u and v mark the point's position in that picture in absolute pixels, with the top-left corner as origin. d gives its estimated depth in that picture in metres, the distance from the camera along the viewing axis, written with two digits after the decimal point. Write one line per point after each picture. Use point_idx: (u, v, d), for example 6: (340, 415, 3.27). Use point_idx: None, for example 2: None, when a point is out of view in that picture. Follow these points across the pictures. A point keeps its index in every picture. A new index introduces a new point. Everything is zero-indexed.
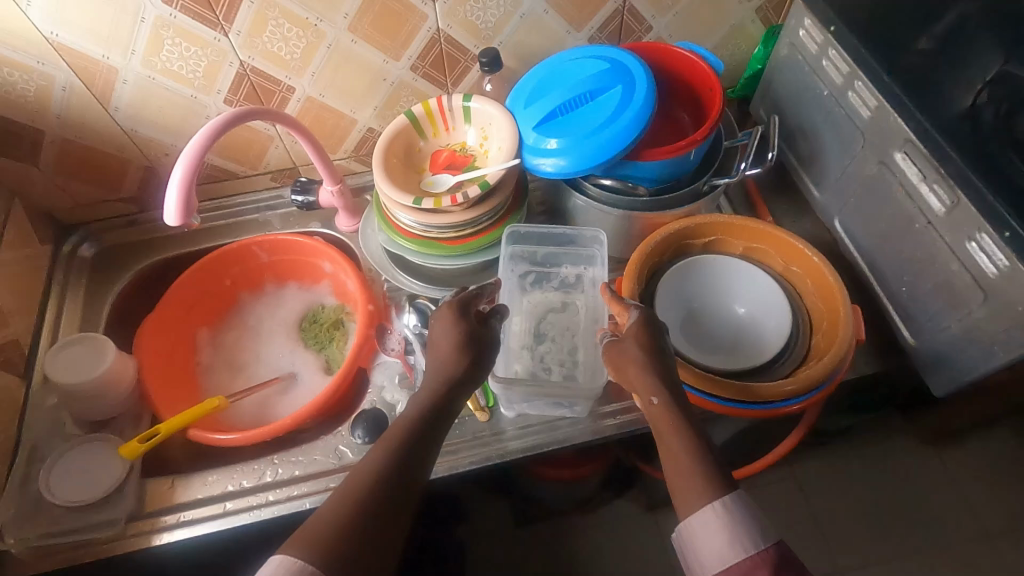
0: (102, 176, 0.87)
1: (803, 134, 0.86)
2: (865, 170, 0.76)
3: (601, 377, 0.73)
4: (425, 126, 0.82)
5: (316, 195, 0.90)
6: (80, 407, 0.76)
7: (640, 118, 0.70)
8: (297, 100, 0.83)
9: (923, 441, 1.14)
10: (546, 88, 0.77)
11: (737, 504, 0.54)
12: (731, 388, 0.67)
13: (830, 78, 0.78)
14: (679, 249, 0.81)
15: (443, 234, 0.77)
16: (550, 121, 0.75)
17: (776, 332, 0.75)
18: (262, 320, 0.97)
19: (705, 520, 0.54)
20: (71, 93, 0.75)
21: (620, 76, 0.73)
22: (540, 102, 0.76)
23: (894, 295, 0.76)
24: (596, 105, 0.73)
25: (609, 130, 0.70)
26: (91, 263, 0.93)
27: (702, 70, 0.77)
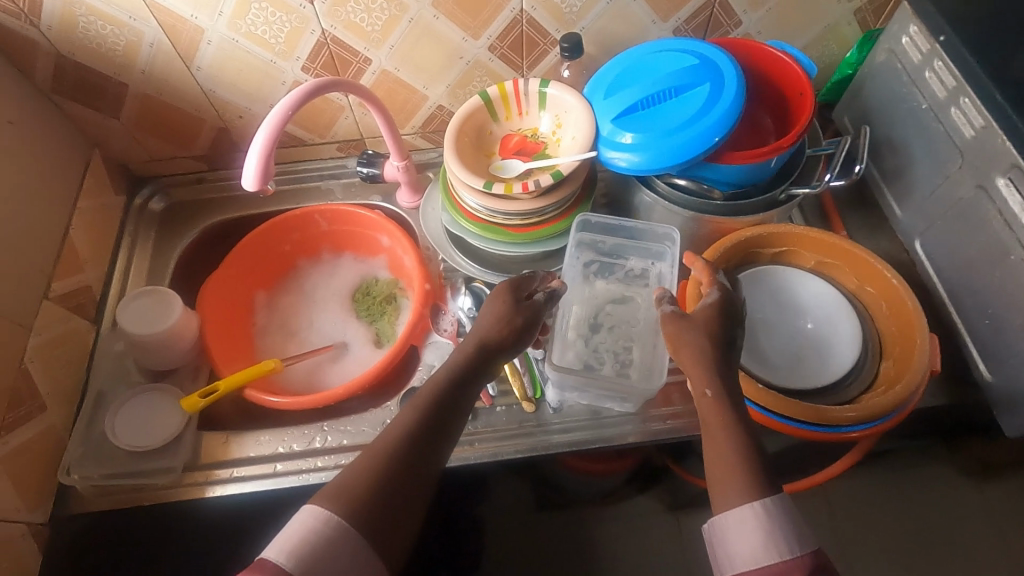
0: (178, 132, 0.89)
1: (890, 147, 0.82)
2: (958, 193, 0.72)
3: (655, 379, 0.72)
4: (499, 108, 0.80)
5: (382, 169, 0.91)
6: (146, 356, 0.79)
7: (726, 120, 0.67)
8: (372, 72, 0.83)
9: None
10: (627, 79, 0.74)
11: (778, 505, 0.52)
12: (802, 410, 0.65)
13: (931, 91, 0.73)
14: (747, 257, 0.79)
15: (509, 221, 0.76)
16: (629, 115, 0.72)
17: (844, 352, 0.72)
18: (317, 287, 0.98)
19: (743, 516, 0.52)
20: (157, 49, 0.76)
21: (707, 73, 0.70)
22: (620, 94, 0.73)
23: (975, 327, 0.72)
24: (680, 102, 0.70)
25: (692, 131, 0.67)
26: (159, 216, 0.95)
27: (792, 72, 0.74)
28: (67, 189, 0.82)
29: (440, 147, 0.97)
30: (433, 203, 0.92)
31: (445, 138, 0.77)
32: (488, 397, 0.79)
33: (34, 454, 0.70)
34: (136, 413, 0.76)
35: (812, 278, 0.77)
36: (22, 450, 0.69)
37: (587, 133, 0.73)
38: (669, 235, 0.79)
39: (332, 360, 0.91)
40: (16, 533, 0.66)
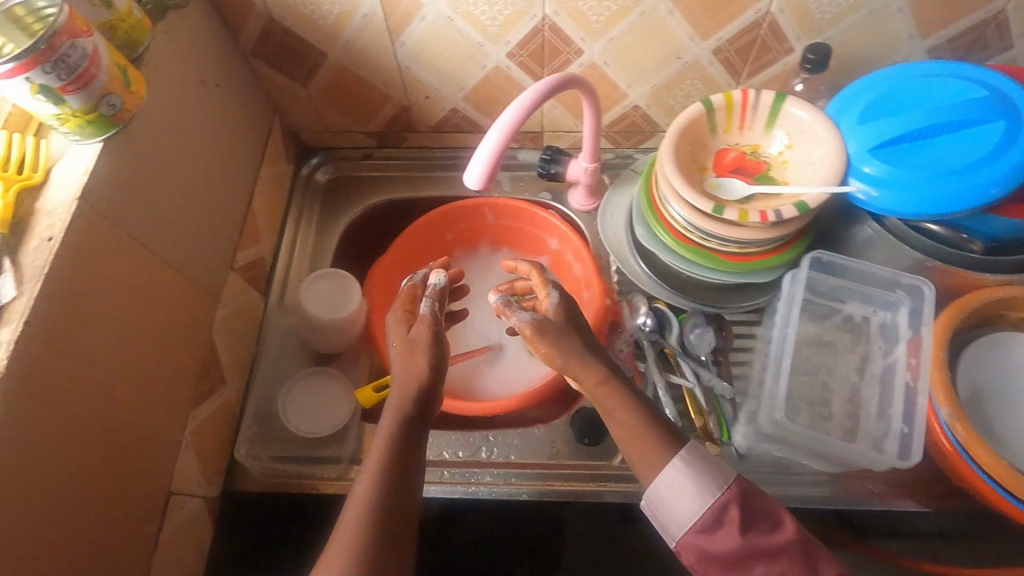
0: (360, 106, 0.85)
1: None
2: None
3: (896, 452, 0.63)
4: (719, 118, 0.72)
5: (565, 168, 0.84)
6: (317, 338, 0.77)
7: (1014, 173, 0.58)
8: (579, 65, 0.76)
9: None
10: (887, 105, 0.65)
11: (691, 453, 0.54)
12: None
13: None
14: (988, 318, 0.69)
15: (724, 247, 0.69)
16: (886, 147, 0.63)
17: None
18: (472, 281, 0.94)
19: (675, 473, 0.53)
20: (368, 22, 0.72)
21: (995, 111, 0.60)
22: (877, 121, 0.64)
23: None
24: (955, 143, 0.61)
25: (970, 181, 0.59)
26: (324, 189, 0.93)
27: None
28: (254, 156, 0.80)
29: (618, 148, 0.90)
30: (613, 210, 0.86)
31: (663, 146, 0.70)
32: None
33: (215, 428, 0.69)
34: (307, 396, 0.75)
35: None
36: (207, 424, 0.68)
37: (834, 162, 0.65)
38: (916, 288, 0.67)
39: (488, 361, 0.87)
40: (198, 508, 0.66)
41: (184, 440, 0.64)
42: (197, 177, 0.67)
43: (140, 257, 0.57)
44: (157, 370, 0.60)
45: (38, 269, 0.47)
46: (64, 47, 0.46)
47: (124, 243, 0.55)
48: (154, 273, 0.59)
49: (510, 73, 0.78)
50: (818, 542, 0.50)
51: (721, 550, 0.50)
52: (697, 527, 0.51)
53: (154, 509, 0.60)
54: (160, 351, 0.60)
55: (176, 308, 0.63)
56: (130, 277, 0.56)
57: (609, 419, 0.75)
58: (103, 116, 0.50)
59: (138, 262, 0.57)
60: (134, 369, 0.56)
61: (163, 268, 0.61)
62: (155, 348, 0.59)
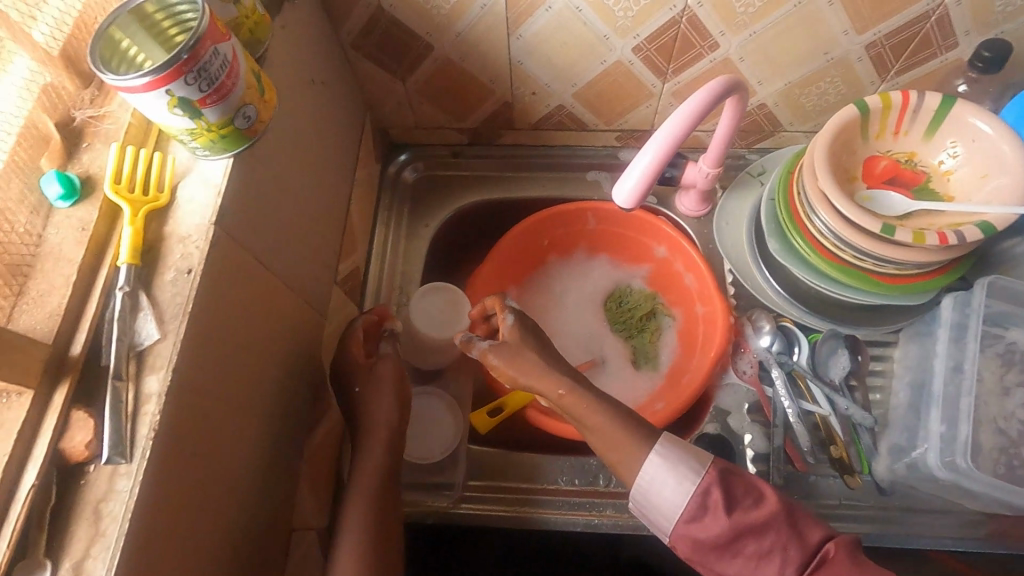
0: (459, 102, 0.79)
1: None
2: None
3: None
4: (873, 122, 0.65)
5: (682, 170, 0.77)
6: (421, 355, 0.72)
7: None
8: (711, 60, 0.69)
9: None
10: None
11: (666, 443, 0.54)
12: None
13: None
14: None
15: (883, 268, 0.62)
16: None
17: None
18: (569, 289, 0.88)
19: (663, 460, 0.53)
20: (488, 11, 0.65)
21: None
22: None
23: None
24: None
25: None
26: (412, 189, 0.87)
27: None
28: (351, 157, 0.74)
29: (731, 148, 0.84)
30: (728, 217, 0.80)
31: (814, 153, 0.63)
32: (803, 464, 0.67)
33: (324, 455, 0.65)
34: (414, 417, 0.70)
35: None
36: (318, 451, 0.63)
37: (1018, 178, 0.58)
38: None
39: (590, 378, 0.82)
40: (311, 541, 0.62)
41: (300, 472, 0.60)
42: (307, 185, 0.61)
43: (267, 283, 0.52)
44: (279, 401, 0.55)
45: (180, 307, 0.41)
46: (209, 53, 0.40)
47: (253, 268, 0.50)
48: (276, 296, 0.54)
49: (631, 68, 0.71)
50: (716, 500, 0.50)
51: (708, 537, 0.50)
52: (685, 517, 0.51)
53: (276, 550, 0.56)
54: (280, 379, 0.55)
55: (293, 331, 0.58)
56: (258, 304, 0.51)
57: (737, 447, 0.69)
58: (238, 130, 0.45)
59: (265, 288, 0.52)
60: (261, 403, 0.52)
61: (283, 290, 0.55)
62: (277, 377, 0.55)
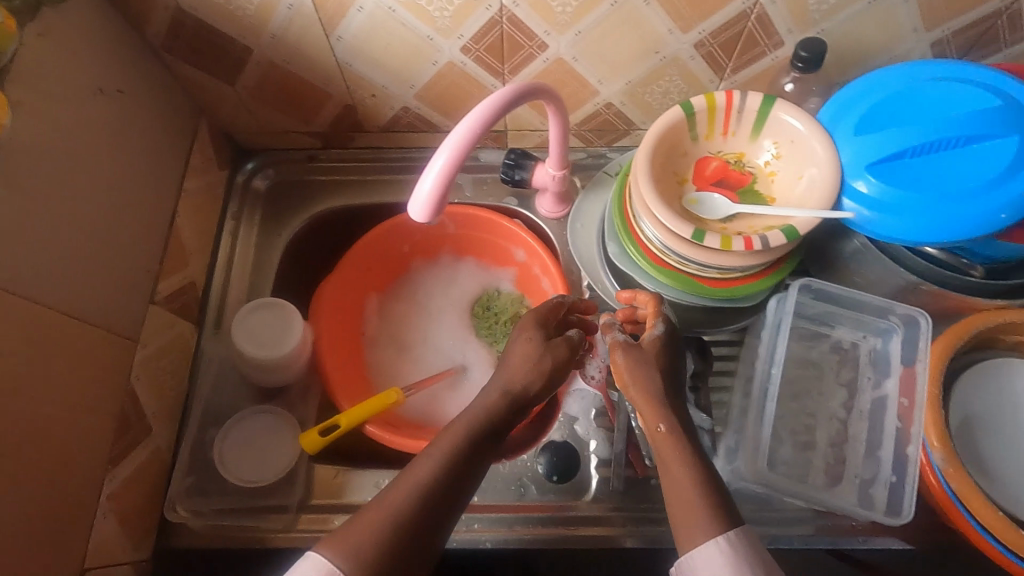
0: (299, 105, 0.75)
1: None
2: None
3: (882, 504, 0.61)
4: (700, 123, 0.64)
5: (531, 173, 0.76)
6: (257, 373, 0.69)
7: None
8: (544, 60, 0.67)
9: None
10: (891, 112, 0.57)
11: (739, 541, 0.46)
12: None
13: None
14: (985, 341, 0.65)
15: (705, 273, 0.62)
16: (893, 161, 0.56)
17: None
18: (433, 295, 0.86)
19: (707, 555, 0.46)
20: (297, 13, 0.62)
21: (1011, 122, 0.53)
22: (880, 130, 0.57)
23: None
24: (969, 156, 0.54)
25: (983, 202, 0.53)
26: (264, 196, 0.83)
27: None
28: (177, 168, 0.70)
29: (590, 147, 0.82)
30: (583, 218, 0.78)
31: (637, 158, 0.62)
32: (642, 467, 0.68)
33: (140, 485, 0.62)
34: (248, 439, 0.67)
35: None
36: (130, 482, 0.61)
37: (827, 179, 0.58)
38: (913, 319, 0.64)
39: (449, 387, 0.81)
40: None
41: (100, 507, 0.57)
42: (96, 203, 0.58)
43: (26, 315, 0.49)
44: (56, 436, 0.52)
45: None
46: None
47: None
48: (45, 325, 0.51)
49: (465, 69, 0.69)
50: None
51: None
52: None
53: None
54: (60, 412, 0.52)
55: (80, 360, 0.55)
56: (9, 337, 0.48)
57: (580, 455, 0.70)
58: None
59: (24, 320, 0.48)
60: (23, 441, 0.49)
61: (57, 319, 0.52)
62: (54, 409, 0.52)
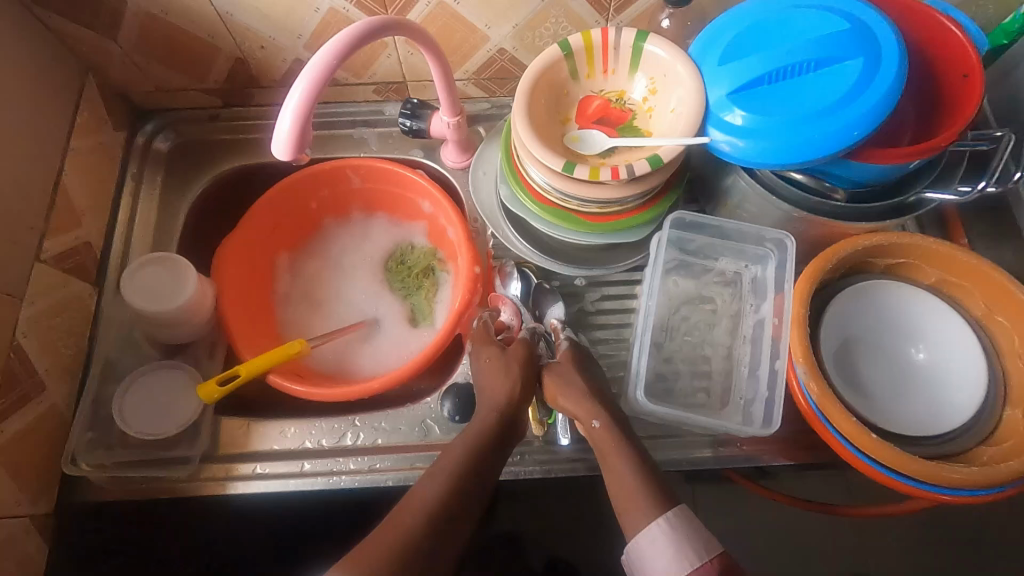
0: (189, 62, 0.74)
1: None
2: None
3: (756, 419, 0.65)
4: (580, 62, 0.65)
5: (428, 123, 0.76)
6: (155, 329, 0.70)
7: (878, 112, 0.54)
8: (425, 4, 0.67)
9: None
10: (753, 41, 0.59)
11: (679, 518, 0.50)
12: (920, 467, 0.56)
13: None
14: (858, 265, 0.67)
15: (584, 208, 0.64)
16: (753, 89, 0.58)
17: (960, 399, 0.62)
18: (346, 252, 0.87)
19: (653, 538, 0.50)
20: None
21: (859, 44, 0.55)
22: (741, 60, 0.58)
23: None
24: (820, 81, 0.56)
25: (832, 122, 0.54)
26: (166, 157, 0.82)
27: (958, 46, 0.59)
28: (61, 127, 0.69)
29: (493, 97, 0.83)
30: (485, 166, 0.79)
31: (516, 98, 0.63)
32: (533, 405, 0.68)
33: (32, 440, 0.63)
34: (149, 394, 0.68)
35: (932, 302, 0.66)
36: (21, 437, 0.61)
37: (693, 108, 0.59)
38: (779, 243, 0.68)
39: (360, 339, 0.82)
40: (20, 528, 0.61)
41: None
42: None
43: None
44: None
45: None
46: None
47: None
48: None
49: (349, 15, 0.68)
50: None
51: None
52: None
53: None
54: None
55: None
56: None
57: None
58: None
59: None
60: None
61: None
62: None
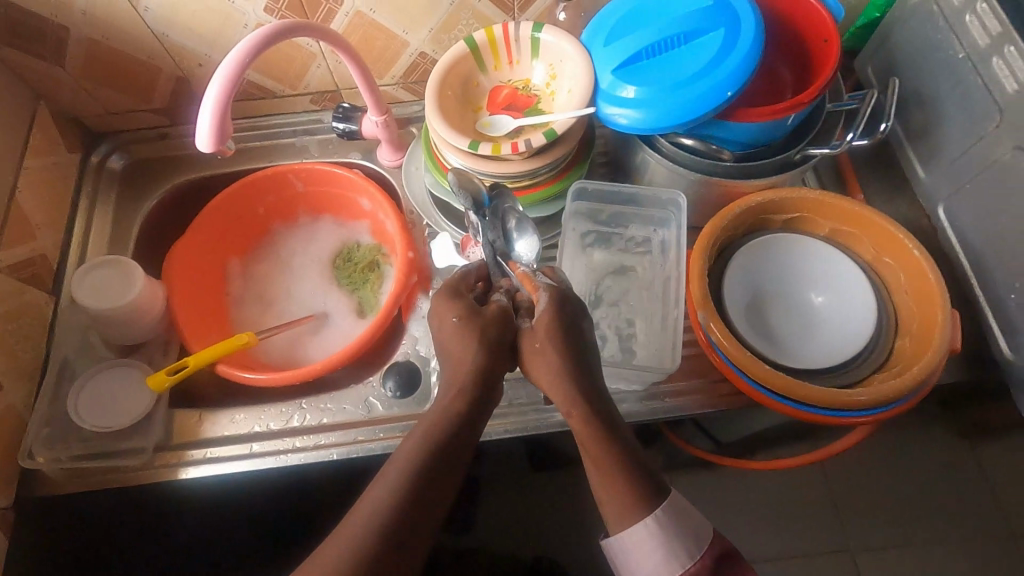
0: (136, 84, 0.81)
1: (920, 104, 0.77)
2: (996, 153, 0.69)
3: (669, 359, 0.69)
4: (487, 57, 0.72)
5: (360, 125, 0.82)
6: (111, 330, 0.74)
7: (743, 70, 0.60)
8: (345, 14, 0.74)
9: (959, 433, 1.17)
10: (631, 26, 0.67)
11: (668, 518, 0.53)
12: (813, 393, 0.61)
13: (970, 38, 0.69)
14: (757, 223, 0.73)
15: (497, 184, 0.70)
16: (634, 64, 0.65)
17: (858, 334, 0.68)
18: (295, 253, 0.92)
19: (638, 537, 0.53)
20: None
21: (722, 16, 0.63)
22: (622, 41, 0.66)
23: (1000, 301, 0.71)
24: (692, 50, 0.63)
25: (705, 83, 0.60)
26: (120, 175, 0.88)
27: (818, 18, 0.66)
28: (13, 149, 0.74)
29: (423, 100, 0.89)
30: (417, 162, 0.86)
31: (428, 89, 0.69)
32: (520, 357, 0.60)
33: None
34: (105, 393, 0.71)
35: (827, 250, 0.72)
36: None
37: (585, 86, 0.66)
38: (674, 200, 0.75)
39: (313, 331, 0.86)
40: None
41: None
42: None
43: None
44: None
45: None
46: None
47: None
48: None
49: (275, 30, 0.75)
50: None
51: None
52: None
53: None
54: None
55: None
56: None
57: (424, 370, 0.76)
58: None
59: None
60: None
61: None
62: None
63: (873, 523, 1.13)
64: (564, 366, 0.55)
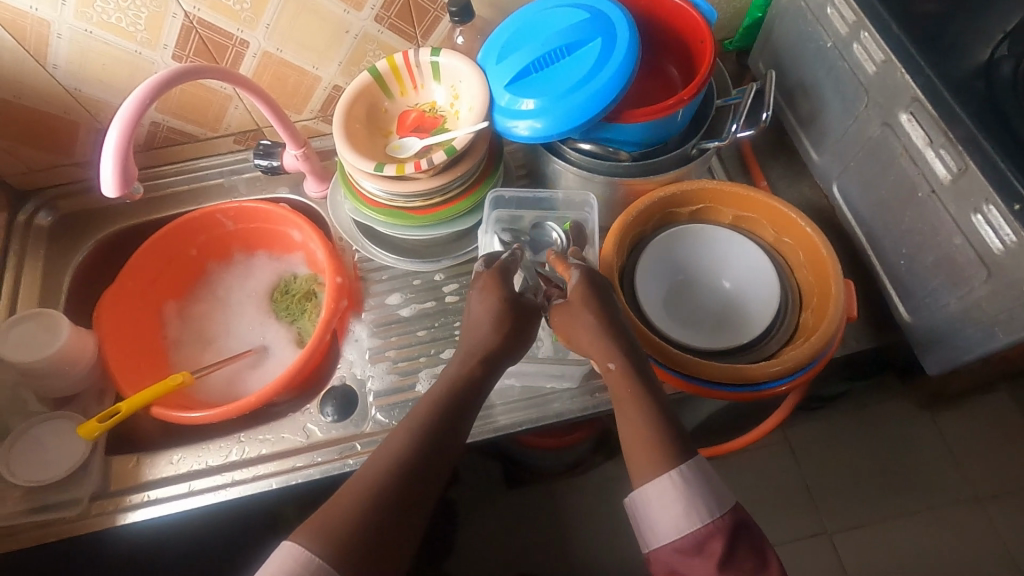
0: (53, 139, 1.13)
1: (807, 95, 1.20)
2: (873, 130, 1.06)
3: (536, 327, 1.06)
4: (391, 83, 1.10)
5: (280, 158, 1.15)
6: (36, 380, 1.00)
7: (621, 72, 0.92)
8: (252, 54, 1.07)
9: (917, 402, 1.68)
10: (516, 49, 1.01)
11: (695, 472, 0.75)
12: (705, 373, 0.94)
13: (835, 31, 1.08)
14: (658, 220, 1.12)
15: (412, 204, 1.03)
16: (526, 77, 0.98)
17: (755, 297, 1.07)
18: (231, 289, 1.26)
19: (665, 486, 0.74)
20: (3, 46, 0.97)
21: (599, 31, 0.96)
22: (507, 62, 1.00)
23: (895, 263, 1.10)
24: (575, 57, 0.96)
25: (597, 82, 0.91)
26: (47, 228, 1.21)
27: (693, 18, 1.04)
28: None
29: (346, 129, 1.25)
30: None
31: (335, 129, 1.02)
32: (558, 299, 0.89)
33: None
34: None
35: (730, 236, 1.12)
36: None
37: (481, 105, 1.00)
38: (577, 200, 1.11)
39: None
40: None
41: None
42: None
43: None
44: None
45: None
46: None
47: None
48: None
49: None
50: (712, 545, 0.72)
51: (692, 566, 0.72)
52: (675, 548, 0.74)
53: None
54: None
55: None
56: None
57: None
58: None
59: None
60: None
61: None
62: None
63: (808, 492, 1.64)
64: (604, 335, 0.82)
